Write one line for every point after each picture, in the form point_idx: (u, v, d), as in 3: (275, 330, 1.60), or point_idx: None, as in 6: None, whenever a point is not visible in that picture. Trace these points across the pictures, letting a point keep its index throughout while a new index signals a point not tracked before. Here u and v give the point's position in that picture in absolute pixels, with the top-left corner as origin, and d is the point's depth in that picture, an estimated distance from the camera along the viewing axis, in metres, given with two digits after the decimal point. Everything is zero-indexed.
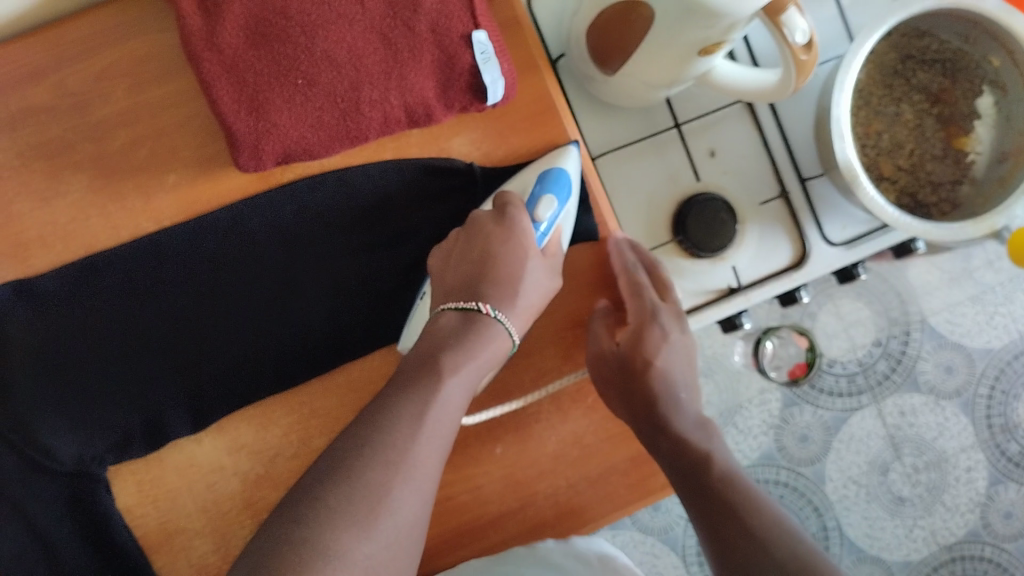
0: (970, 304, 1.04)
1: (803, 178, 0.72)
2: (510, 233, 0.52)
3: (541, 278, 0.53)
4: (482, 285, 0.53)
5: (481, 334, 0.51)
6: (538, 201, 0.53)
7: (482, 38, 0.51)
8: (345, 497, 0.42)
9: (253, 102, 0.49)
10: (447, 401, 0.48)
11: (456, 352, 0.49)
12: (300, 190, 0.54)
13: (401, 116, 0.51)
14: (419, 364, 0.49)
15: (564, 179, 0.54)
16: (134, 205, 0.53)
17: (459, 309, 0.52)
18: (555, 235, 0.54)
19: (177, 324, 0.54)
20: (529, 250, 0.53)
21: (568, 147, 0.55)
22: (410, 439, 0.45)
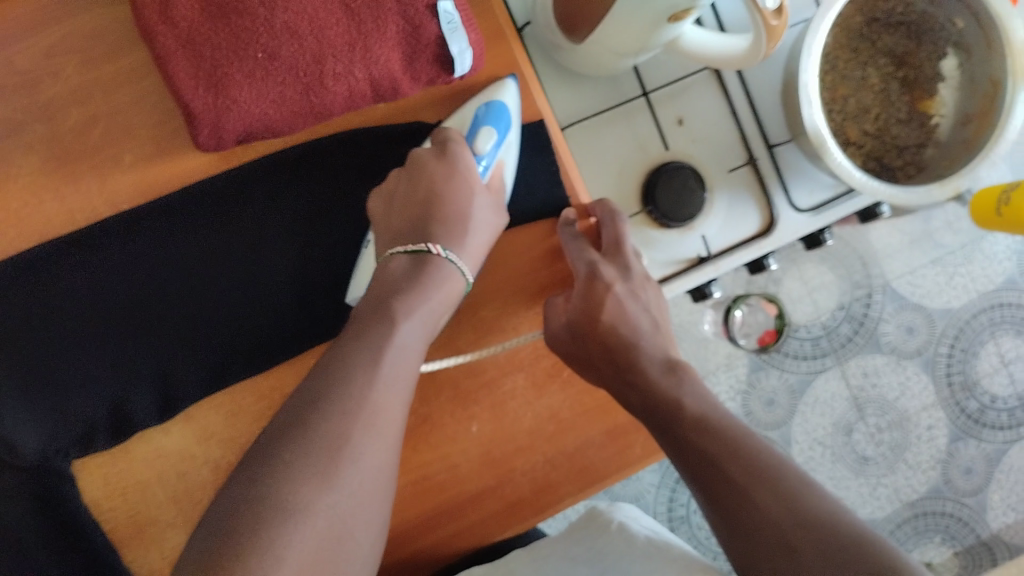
0: (930, 266, 1.05)
1: (770, 145, 0.71)
2: (450, 171, 0.52)
3: (489, 213, 0.53)
4: (430, 222, 0.53)
5: (435, 277, 0.51)
6: (477, 134, 0.52)
7: (448, 7, 0.49)
8: (303, 449, 0.41)
9: (211, 77, 0.47)
10: (405, 345, 0.47)
11: (408, 297, 0.49)
12: (264, 167, 0.52)
13: (366, 89, 0.49)
14: (373, 311, 0.48)
15: (506, 114, 0.52)
16: (89, 188, 0.51)
17: (408, 253, 0.51)
18: (497, 170, 0.54)
19: (143, 307, 0.52)
20: (473, 186, 0.53)
21: (506, 80, 0.53)
22: (368, 385, 0.44)
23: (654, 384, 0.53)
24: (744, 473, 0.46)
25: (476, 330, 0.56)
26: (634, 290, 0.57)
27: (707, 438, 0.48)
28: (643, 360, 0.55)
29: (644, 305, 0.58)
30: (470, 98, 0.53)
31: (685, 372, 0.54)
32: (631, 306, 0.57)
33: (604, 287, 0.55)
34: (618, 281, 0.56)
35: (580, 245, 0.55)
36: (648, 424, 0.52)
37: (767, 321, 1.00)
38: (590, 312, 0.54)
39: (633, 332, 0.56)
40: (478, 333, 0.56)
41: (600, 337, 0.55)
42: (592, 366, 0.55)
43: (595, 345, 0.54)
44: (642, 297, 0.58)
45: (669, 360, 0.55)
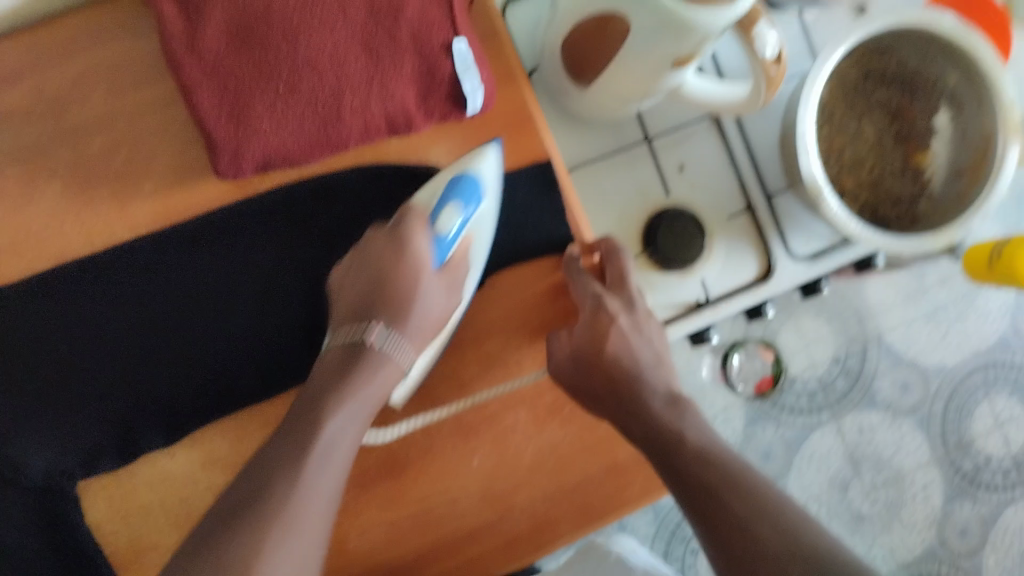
0: (924, 322, 1.06)
1: (768, 194, 0.74)
2: (401, 254, 0.51)
3: (437, 297, 0.53)
4: (376, 308, 0.52)
5: (368, 364, 0.51)
6: (442, 212, 0.51)
7: (463, 48, 0.51)
8: (221, 561, 0.42)
9: (234, 108, 0.49)
10: (332, 445, 0.47)
11: (336, 394, 0.49)
12: (281, 196, 0.54)
13: (381, 124, 0.51)
14: (303, 411, 0.49)
15: (475, 189, 0.52)
16: (109, 212, 0.52)
17: (344, 343, 0.52)
18: (464, 243, 0.54)
19: (149, 334, 0.53)
20: (422, 268, 0.52)
21: (484, 150, 0.53)
22: (290, 488, 0.45)
23: (655, 416, 0.52)
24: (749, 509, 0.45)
25: (481, 363, 0.56)
26: (636, 323, 0.57)
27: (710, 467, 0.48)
28: (648, 389, 0.54)
29: (649, 339, 0.57)
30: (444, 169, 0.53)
31: (688, 403, 0.53)
32: (635, 341, 0.56)
33: (609, 319, 0.56)
34: (622, 314, 0.57)
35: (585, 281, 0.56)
36: (648, 455, 0.51)
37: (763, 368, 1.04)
38: (594, 341, 0.55)
39: (638, 363, 0.55)
40: (485, 366, 0.56)
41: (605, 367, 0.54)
42: (598, 398, 0.54)
43: (597, 376, 0.54)
44: (643, 329, 0.57)
45: (674, 393, 0.54)
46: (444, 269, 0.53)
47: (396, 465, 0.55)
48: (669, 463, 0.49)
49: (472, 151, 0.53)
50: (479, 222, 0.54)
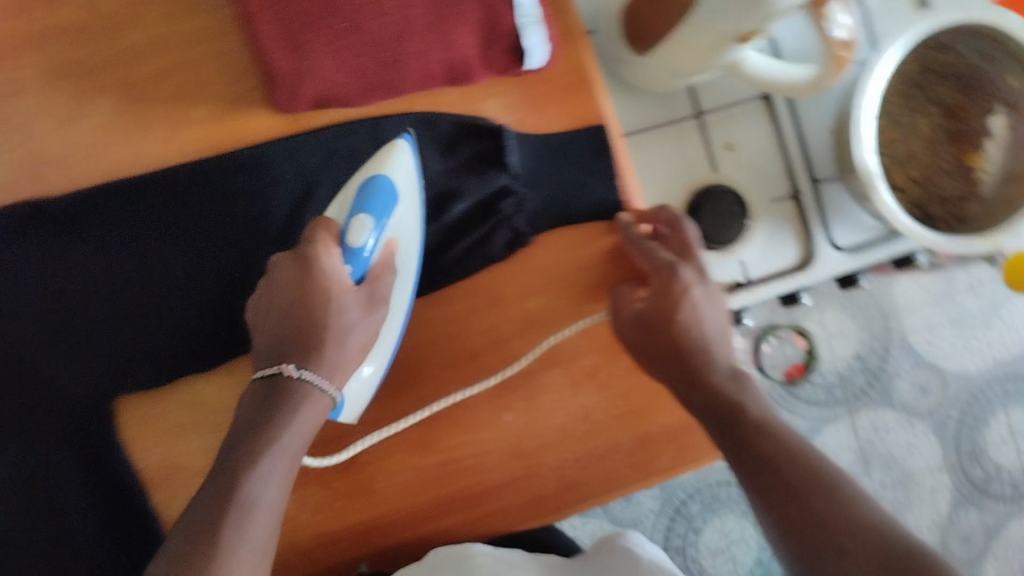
0: (949, 327, 1.05)
1: (816, 180, 0.73)
2: (309, 281, 0.47)
3: (356, 317, 0.48)
4: (292, 338, 0.48)
5: (290, 406, 0.46)
6: (349, 230, 0.47)
7: (527, 0, 0.50)
8: None
9: (294, 41, 0.48)
10: (255, 501, 0.44)
11: (254, 443, 0.45)
12: (330, 136, 0.53)
13: (440, 72, 0.51)
14: (222, 464, 0.45)
15: (388, 192, 0.47)
16: (160, 137, 0.52)
17: (263, 378, 0.48)
18: (386, 249, 0.50)
19: (167, 270, 0.53)
20: (335, 290, 0.47)
21: (393, 146, 0.49)
22: (230, 537, 0.42)
23: (716, 382, 0.51)
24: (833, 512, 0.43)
25: (519, 322, 0.56)
26: (706, 287, 0.54)
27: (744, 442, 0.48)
28: (713, 361, 0.52)
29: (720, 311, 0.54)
30: (352, 179, 0.49)
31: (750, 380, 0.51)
32: (708, 311, 0.53)
33: (683, 288, 0.53)
34: (696, 284, 0.53)
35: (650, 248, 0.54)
36: (715, 438, 0.50)
37: (795, 355, 1.01)
38: (663, 303, 0.53)
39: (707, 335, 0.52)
40: (523, 324, 0.56)
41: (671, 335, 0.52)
42: (661, 363, 0.52)
43: (661, 341, 0.52)
44: (707, 294, 0.54)
45: (737, 370, 0.52)
46: (366, 281, 0.49)
47: (428, 411, 0.56)
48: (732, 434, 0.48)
49: (383, 147, 0.49)
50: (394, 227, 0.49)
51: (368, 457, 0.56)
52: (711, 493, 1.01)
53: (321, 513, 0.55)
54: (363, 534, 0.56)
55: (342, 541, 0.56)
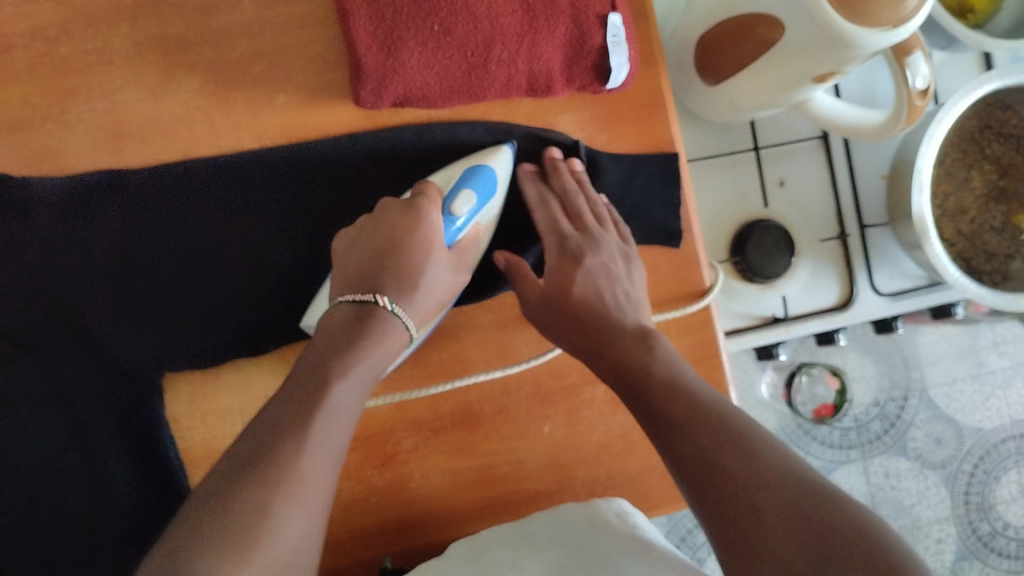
0: (969, 382, 1.00)
1: (864, 224, 0.73)
2: (414, 228, 0.50)
3: (444, 277, 0.51)
4: (383, 274, 0.50)
5: (383, 328, 0.49)
6: (458, 196, 0.51)
7: (617, 21, 0.51)
8: (270, 472, 0.41)
9: (387, 39, 0.49)
10: (342, 398, 0.45)
11: (343, 354, 0.46)
12: (405, 136, 0.54)
13: (523, 81, 0.52)
14: (309, 371, 0.46)
15: (491, 179, 0.52)
16: (240, 119, 0.53)
17: (356, 302, 0.49)
18: (473, 229, 0.53)
19: (234, 253, 0.54)
20: (434, 245, 0.51)
21: (501, 146, 0.53)
22: (331, 407, 0.44)
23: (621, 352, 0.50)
24: (744, 470, 0.41)
25: None
26: (601, 253, 0.55)
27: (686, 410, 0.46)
28: (621, 324, 0.52)
29: (617, 279, 0.54)
30: (458, 159, 0.53)
31: (658, 340, 0.50)
32: (604, 281, 0.54)
33: (573, 262, 0.55)
34: (589, 253, 0.55)
35: (550, 214, 0.55)
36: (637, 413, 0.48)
37: (825, 395, 0.95)
38: (563, 286, 0.53)
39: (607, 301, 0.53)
40: None
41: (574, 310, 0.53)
42: (556, 332, 0.53)
43: (566, 318, 0.53)
44: (621, 273, 0.54)
45: (643, 329, 0.51)
46: (455, 247, 0.52)
47: (469, 415, 0.56)
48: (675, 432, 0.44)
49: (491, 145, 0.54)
50: (489, 210, 0.54)
51: (404, 454, 0.56)
52: None
53: (353, 507, 0.55)
54: (394, 531, 0.56)
55: (372, 537, 0.56)
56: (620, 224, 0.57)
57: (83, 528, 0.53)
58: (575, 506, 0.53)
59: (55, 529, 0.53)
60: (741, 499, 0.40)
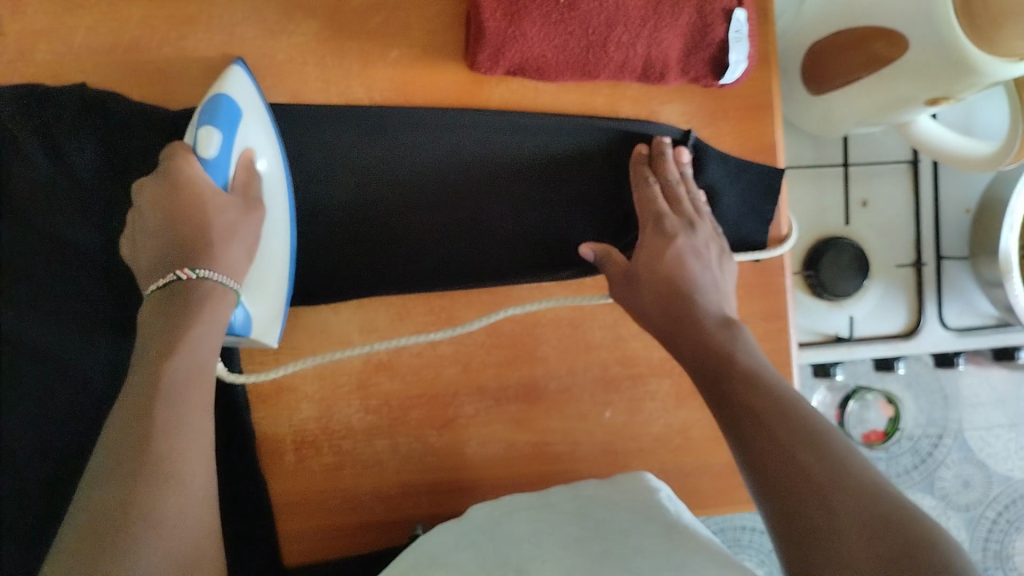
0: (1007, 430, 0.96)
1: (940, 255, 0.73)
2: (172, 187, 0.42)
3: (244, 222, 0.44)
4: (179, 244, 0.42)
5: (190, 302, 0.41)
6: (199, 142, 0.43)
7: (741, 17, 0.51)
8: (123, 470, 0.35)
9: (511, 6, 0.48)
10: (189, 368, 0.39)
11: (173, 329, 0.39)
12: (518, 115, 0.54)
13: (638, 65, 0.51)
14: (141, 356, 0.39)
15: (233, 107, 0.45)
16: (352, 67, 0.53)
17: (160, 288, 0.42)
18: (246, 163, 0.45)
19: (321, 200, 0.53)
20: (211, 193, 0.43)
21: (231, 71, 0.47)
22: (172, 384, 0.38)
23: (707, 335, 0.47)
24: (821, 465, 0.38)
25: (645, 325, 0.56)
26: (692, 238, 0.52)
27: (754, 393, 0.43)
28: (702, 311, 0.49)
29: (706, 266, 0.52)
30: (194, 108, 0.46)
31: (741, 330, 0.48)
32: (690, 264, 0.51)
33: (662, 238, 0.52)
34: (680, 235, 0.52)
35: (648, 195, 0.54)
36: (714, 410, 0.45)
37: (877, 422, 0.92)
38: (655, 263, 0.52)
39: (692, 284, 0.50)
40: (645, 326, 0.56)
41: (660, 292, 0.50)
42: (645, 316, 0.51)
43: (649, 296, 0.51)
44: (710, 259, 0.52)
45: (726, 317, 0.49)
46: (237, 192, 0.45)
47: (534, 390, 0.56)
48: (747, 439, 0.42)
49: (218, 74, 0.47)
50: (253, 138, 0.46)
51: (463, 419, 0.56)
52: (733, 536, 0.87)
53: (408, 464, 0.55)
54: (443, 491, 0.56)
55: (422, 496, 0.56)
56: (713, 221, 0.55)
57: None
58: (598, 484, 0.54)
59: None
60: (820, 518, 0.37)
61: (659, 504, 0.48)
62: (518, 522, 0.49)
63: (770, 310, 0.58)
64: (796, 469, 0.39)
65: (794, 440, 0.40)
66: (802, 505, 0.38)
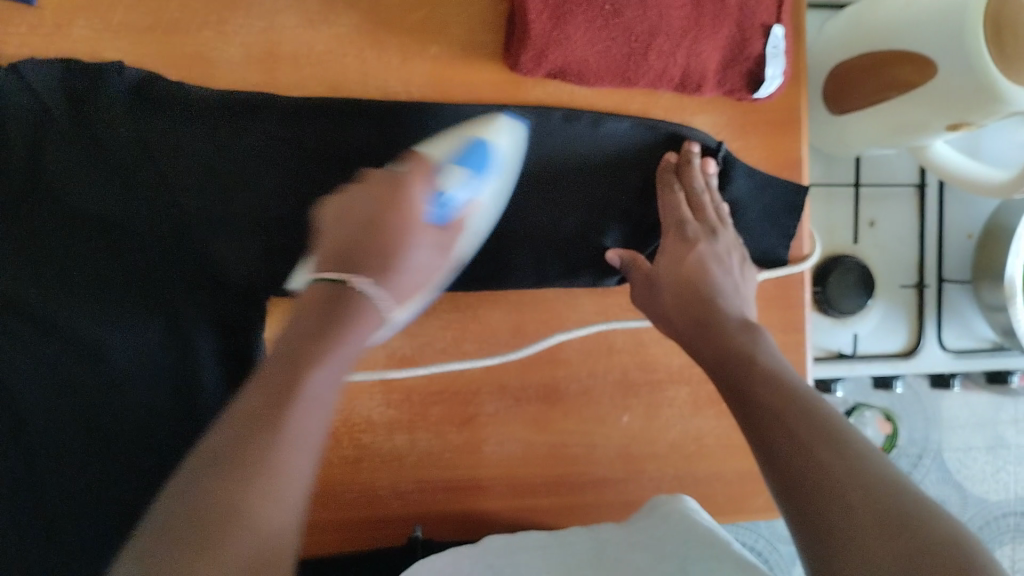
0: (983, 452, 0.98)
1: (941, 278, 0.75)
2: (394, 202, 0.49)
3: (430, 258, 0.50)
4: (359, 251, 0.48)
5: (352, 310, 0.46)
6: (444, 172, 0.50)
7: (779, 34, 0.53)
8: (237, 475, 0.36)
9: (558, 9, 0.48)
10: (326, 382, 0.42)
11: (320, 339, 0.43)
12: (553, 116, 0.54)
13: (675, 75, 0.52)
14: (282, 357, 0.42)
15: (484, 154, 0.51)
16: (391, 61, 0.53)
17: (333, 282, 0.46)
18: (465, 214, 0.51)
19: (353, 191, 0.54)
20: (416, 223, 0.50)
21: (498, 119, 0.52)
22: (294, 403, 0.40)
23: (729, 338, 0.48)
24: (841, 463, 0.39)
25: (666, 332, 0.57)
26: (715, 245, 0.54)
27: (774, 392, 0.44)
28: (723, 315, 0.50)
29: (727, 270, 0.53)
30: (449, 132, 0.51)
31: (762, 332, 0.49)
32: (713, 269, 0.53)
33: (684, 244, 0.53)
34: (701, 239, 0.53)
35: (674, 203, 0.55)
36: (734, 410, 0.46)
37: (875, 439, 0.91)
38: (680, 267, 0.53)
39: (714, 289, 0.52)
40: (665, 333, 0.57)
41: (683, 298, 0.52)
42: (666, 319, 0.52)
43: (671, 302, 0.52)
44: (733, 266, 0.54)
45: (748, 321, 0.50)
46: (443, 230, 0.51)
47: (556, 392, 0.57)
48: (768, 436, 0.42)
49: (484, 116, 0.52)
50: (485, 198, 0.52)
51: (483, 417, 0.56)
52: None
53: (426, 461, 0.55)
54: (459, 489, 0.56)
55: (439, 495, 0.56)
56: (733, 229, 0.56)
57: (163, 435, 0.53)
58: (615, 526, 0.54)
59: (113, 433, 0.52)
60: (839, 514, 0.37)
61: (695, 521, 0.50)
62: (530, 552, 0.50)
63: (787, 323, 0.59)
64: (814, 464, 0.39)
65: (812, 437, 0.41)
66: (818, 500, 0.38)
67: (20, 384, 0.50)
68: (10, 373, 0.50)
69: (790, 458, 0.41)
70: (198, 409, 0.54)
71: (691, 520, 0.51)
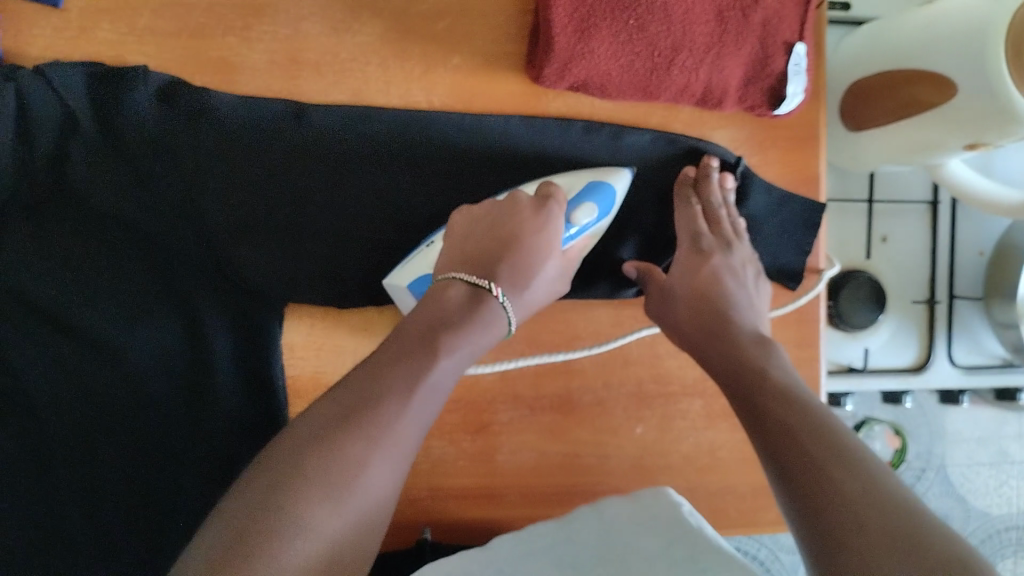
0: (987, 467, 0.98)
1: (952, 294, 0.75)
2: (537, 228, 0.49)
3: (551, 279, 0.50)
4: (499, 265, 0.49)
5: (485, 317, 0.46)
6: (580, 206, 0.51)
7: (801, 52, 0.53)
8: (322, 464, 0.38)
9: (583, 23, 0.48)
10: (435, 387, 0.43)
11: (454, 333, 0.44)
12: (575, 128, 0.55)
13: (697, 90, 0.53)
14: (416, 340, 0.44)
15: (609, 200, 0.52)
16: (414, 70, 0.53)
17: (469, 284, 0.47)
18: (580, 246, 0.52)
19: (373, 200, 0.54)
20: (552, 250, 0.50)
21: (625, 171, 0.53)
22: (396, 415, 0.41)
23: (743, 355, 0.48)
24: (853, 482, 0.39)
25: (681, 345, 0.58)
26: (728, 258, 0.54)
27: (791, 410, 0.44)
28: (737, 329, 0.50)
29: (740, 284, 0.54)
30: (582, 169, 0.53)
31: (776, 347, 0.49)
32: (726, 282, 0.53)
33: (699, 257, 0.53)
34: (716, 253, 0.54)
35: (688, 215, 0.55)
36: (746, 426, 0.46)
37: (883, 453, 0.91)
38: (695, 280, 0.53)
39: (730, 303, 0.52)
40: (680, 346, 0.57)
41: (699, 313, 0.52)
42: (678, 330, 0.52)
43: (685, 315, 0.52)
44: (746, 278, 0.54)
45: (761, 335, 0.50)
46: (566, 256, 0.51)
47: (570, 402, 0.57)
48: (781, 453, 0.42)
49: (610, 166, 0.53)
50: (599, 234, 0.53)
51: (497, 426, 0.56)
52: None
53: (439, 469, 0.56)
54: (472, 497, 0.56)
55: (451, 502, 0.56)
56: (747, 241, 0.56)
57: (172, 435, 0.54)
58: (621, 501, 0.53)
59: (125, 429, 0.53)
60: (847, 530, 0.37)
61: (689, 518, 0.48)
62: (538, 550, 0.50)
63: (802, 338, 0.59)
64: (825, 481, 0.39)
65: (825, 456, 0.40)
66: (826, 516, 0.38)
67: (38, 375, 0.52)
68: (30, 363, 0.52)
69: (802, 474, 0.40)
70: (207, 413, 0.54)
71: (685, 516, 0.49)
